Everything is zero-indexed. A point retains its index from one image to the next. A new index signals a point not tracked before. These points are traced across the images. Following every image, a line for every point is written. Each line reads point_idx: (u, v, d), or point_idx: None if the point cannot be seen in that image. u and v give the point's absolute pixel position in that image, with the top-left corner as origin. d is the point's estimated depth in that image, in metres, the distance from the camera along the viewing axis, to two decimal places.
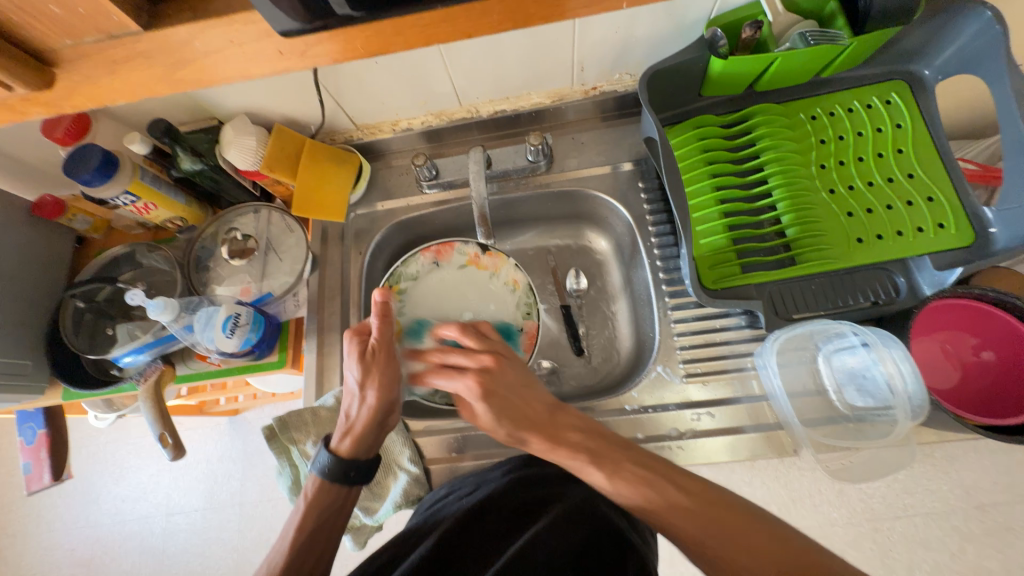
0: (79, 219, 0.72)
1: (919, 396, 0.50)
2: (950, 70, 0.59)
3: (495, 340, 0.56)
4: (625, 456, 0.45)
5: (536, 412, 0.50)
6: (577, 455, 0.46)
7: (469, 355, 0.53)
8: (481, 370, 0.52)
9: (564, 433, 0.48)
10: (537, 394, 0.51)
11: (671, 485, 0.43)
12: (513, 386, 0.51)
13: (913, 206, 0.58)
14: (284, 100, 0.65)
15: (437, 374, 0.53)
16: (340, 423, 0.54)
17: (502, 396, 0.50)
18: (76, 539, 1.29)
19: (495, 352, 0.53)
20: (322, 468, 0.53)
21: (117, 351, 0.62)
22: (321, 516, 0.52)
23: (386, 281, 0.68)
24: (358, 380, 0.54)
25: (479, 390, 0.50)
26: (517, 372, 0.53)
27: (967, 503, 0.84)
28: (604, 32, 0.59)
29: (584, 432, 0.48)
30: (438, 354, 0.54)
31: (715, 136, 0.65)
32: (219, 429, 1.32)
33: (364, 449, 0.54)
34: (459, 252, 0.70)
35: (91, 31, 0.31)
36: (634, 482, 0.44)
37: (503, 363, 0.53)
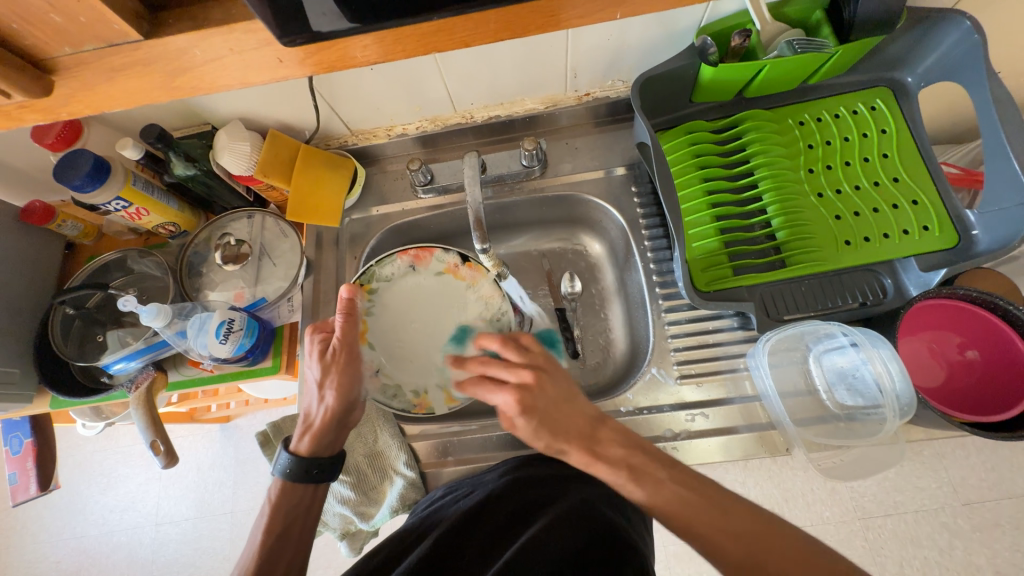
0: (68, 225, 0.71)
1: (907, 394, 0.51)
2: (932, 78, 0.61)
3: (536, 351, 0.52)
4: (666, 474, 0.44)
5: (577, 429, 0.48)
6: (618, 470, 0.44)
7: (509, 368, 0.50)
8: (522, 386, 0.49)
9: (606, 448, 0.46)
10: (579, 407, 0.49)
11: (712, 507, 0.41)
12: (555, 401, 0.49)
13: (898, 210, 0.60)
14: (280, 106, 0.65)
15: (479, 385, 0.50)
16: (301, 423, 0.54)
17: (541, 415, 0.48)
18: (62, 551, 1.26)
19: (535, 369, 0.50)
20: (282, 470, 0.52)
21: (108, 358, 0.62)
22: (288, 517, 0.51)
23: (357, 279, 0.66)
24: (318, 380, 0.54)
25: (518, 406, 0.48)
26: (558, 388, 0.50)
27: (954, 499, 0.86)
28: (597, 40, 0.60)
29: (625, 447, 0.46)
30: (478, 366, 0.51)
31: (706, 141, 0.66)
32: (210, 436, 1.30)
33: (323, 447, 0.54)
34: (438, 260, 0.69)
35: (91, 39, 0.31)
36: (674, 498, 0.42)
37: (543, 379, 0.50)
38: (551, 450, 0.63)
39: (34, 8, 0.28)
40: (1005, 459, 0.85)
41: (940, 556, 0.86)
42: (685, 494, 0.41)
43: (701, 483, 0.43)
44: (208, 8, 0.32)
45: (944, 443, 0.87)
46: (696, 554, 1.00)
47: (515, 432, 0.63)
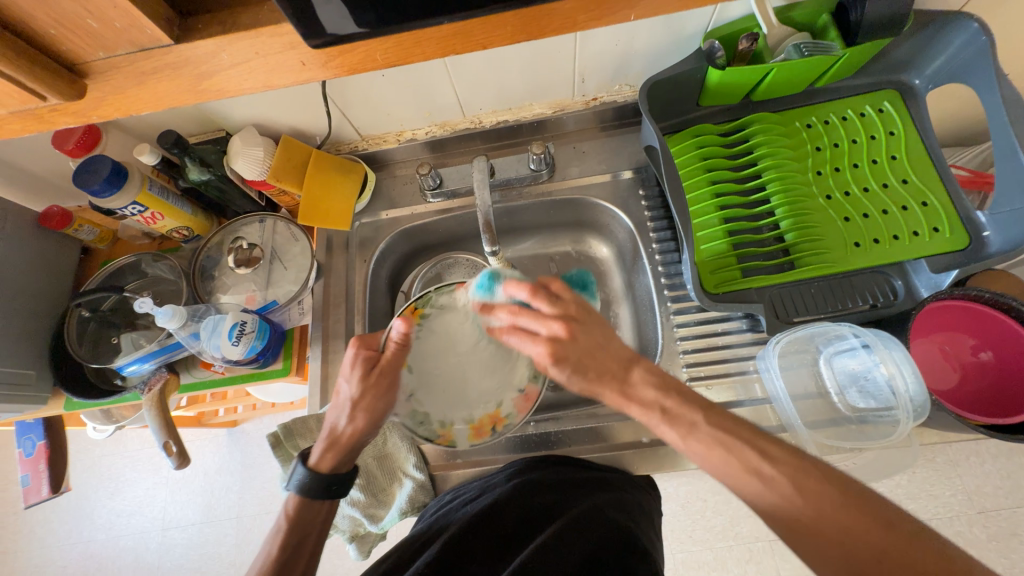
0: (85, 229, 0.72)
1: (920, 395, 0.51)
2: (939, 80, 0.61)
3: (570, 301, 0.50)
4: (701, 416, 0.43)
5: (611, 370, 0.47)
6: (652, 413, 0.45)
7: (539, 320, 0.50)
8: (553, 339, 0.48)
9: (640, 391, 0.46)
10: (615, 349, 0.48)
11: (750, 449, 0.40)
12: (588, 350, 0.48)
13: (908, 211, 0.60)
14: (293, 112, 0.67)
15: (511, 334, 0.51)
16: (324, 436, 0.54)
17: (574, 363, 0.48)
18: (69, 555, 1.27)
19: (567, 317, 0.49)
20: (299, 484, 0.53)
21: (121, 360, 0.62)
22: (301, 531, 0.52)
23: (412, 301, 0.61)
24: (353, 399, 0.54)
25: (551, 356, 0.48)
26: (591, 337, 0.48)
27: (969, 507, 0.85)
28: (605, 45, 0.61)
29: (659, 389, 0.45)
30: (508, 315, 0.51)
31: (713, 144, 0.66)
32: (218, 440, 1.31)
33: (342, 463, 0.54)
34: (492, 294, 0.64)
35: (123, 44, 0.32)
36: (709, 441, 0.42)
37: (575, 329, 0.49)
38: (560, 452, 0.62)
39: (71, 13, 0.29)
40: (1020, 466, 0.84)
41: None
42: None
43: (738, 426, 0.42)
44: (236, 14, 0.33)
45: (958, 450, 0.86)
46: (704, 563, 0.99)
47: (525, 434, 0.64)
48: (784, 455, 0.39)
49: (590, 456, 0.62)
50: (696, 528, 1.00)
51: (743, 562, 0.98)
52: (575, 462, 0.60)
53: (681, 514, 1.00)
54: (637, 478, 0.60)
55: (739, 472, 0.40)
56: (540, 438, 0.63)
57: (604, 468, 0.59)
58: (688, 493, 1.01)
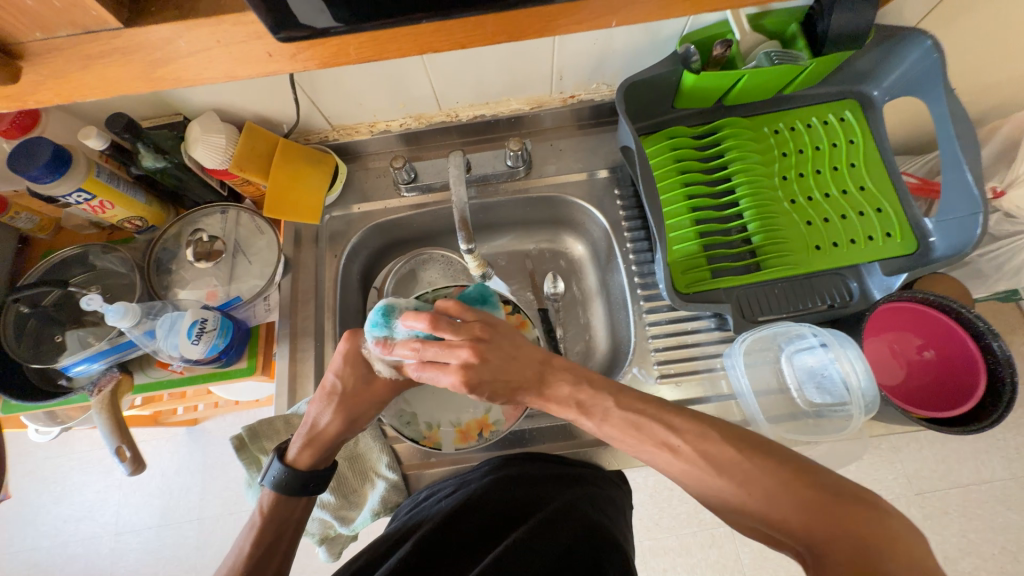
0: (23, 217, 0.66)
1: (870, 390, 0.55)
2: (895, 93, 0.64)
3: (471, 322, 0.50)
4: (618, 398, 0.46)
5: (524, 378, 0.49)
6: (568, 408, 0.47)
7: (446, 350, 0.47)
8: (464, 365, 0.47)
9: (555, 387, 0.48)
10: (526, 352, 0.50)
11: (658, 424, 0.43)
12: (501, 366, 0.48)
13: (864, 217, 0.63)
14: (258, 98, 0.63)
15: (425, 369, 0.49)
16: (304, 433, 0.52)
17: (490, 383, 0.48)
18: (10, 565, 1.18)
19: (472, 339, 0.48)
20: (275, 480, 0.51)
21: (67, 360, 0.58)
22: (278, 527, 0.51)
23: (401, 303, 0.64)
24: (335, 399, 0.53)
25: (465, 383, 0.47)
26: (501, 354, 0.49)
27: (908, 489, 0.92)
28: (583, 44, 0.61)
29: (572, 383, 0.48)
30: (413, 353, 0.48)
31: (686, 147, 0.68)
32: (176, 440, 1.25)
33: (321, 460, 0.53)
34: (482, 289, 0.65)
35: (65, 24, 0.29)
36: (622, 422, 0.45)
37: (483, 347, 0.48)
38: (534, 450, 0.63)
39: None
40: (952, 450, 0.92)
41: None
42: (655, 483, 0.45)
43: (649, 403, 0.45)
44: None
45: (900, 437, 0.93)
46: (669, 549, 1.03)
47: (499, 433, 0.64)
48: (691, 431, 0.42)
49: (564, 453, 0.63)
50: (662, 516, 1.04)
51: (705, 547, 1.03)
52: (549, 458, 0.60)
53: (649, 503, 1.04)
54: (608, 472, 0.61)
55: (654, 447, 0.43)
56: (515, 436, 0.63)
57: (577, 463, 0.60)
58: (656, 483, 1.04)
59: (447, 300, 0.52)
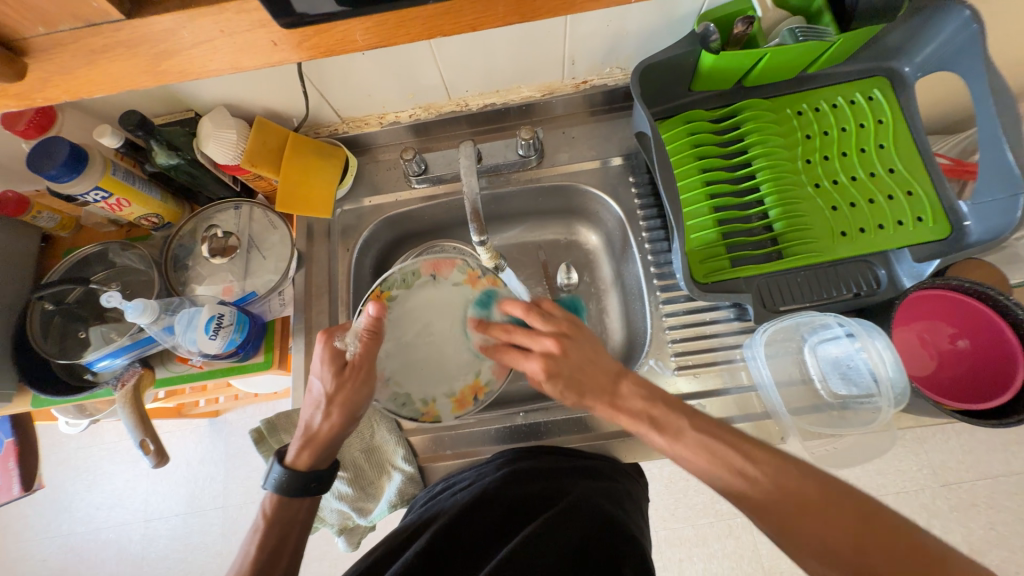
0: (44, 216, 0.68)
1: (900, 382, 0.53)
2: (928, 69, 0.61)
3: (561, 319, 0.54)
4: (687, 423, 0.46)
5: (601, 383, 0.51)
6: (639, 422, 0.48)
7: (532, 337, 0.53)
8: (546, 354, 0.52)
9: (627, 401, 0.50)
10: (601, 365, 0.51)
11: (734, 452, 0.44)
12: (579, 363, 0.51)
13: (893, 200, 0.60)
14: (267, 92, 0.63)
15: (507, 351, 0.54)
16: (300, 435, 0.53)
17: (567, 379, 0.51)
18: (49, 549, 1.24)
19: (558, 334, 0.52)
20: (277, 483, 0.52)
21: (91, 355, 0.60)
22: (280, 531, 0.51)
23: (375, 287, 0.60)
24: (325, 397, 0.53)
25: (544, 372, 0.51)
26: (581, 353, 0.52)
27: (933, 480, 0.90)
28: (597, 25, 0.59)
29: (645, 399, 0.49)
30: (505, 332, 0.55)
31: (704, 131, 0.65)
32: (199, 431, 1.28)
33: (320, 459, 0.53)
34: (459, 269, 0.64)
35: (65, 18, 0.29)
36: (694, 446, 0.45)
37: (567, 344, 0.52)
38: (549, 442, 0.62)
39: None
40: (980, 441, 0.89)
41: None
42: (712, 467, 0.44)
43: (721, 431, 0.45)
44: None
45: (926, 428, 0.90)
46: (686, 539, 1.02)
47: (514, 425, 0.63)
48: (767, 458, 0.43)
49: (579, 445, 0.62)
50: (678, 506, 1.03)
51: (722, 537, 1.02)
52: (564, 451, 0.59)
53: (665, 494, 1.03)
54: (625, 465, 0.61)
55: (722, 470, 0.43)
56: (529, 428, 0.63)
57: (593, 455, 0.60)
58: (672, 474, 1.04)
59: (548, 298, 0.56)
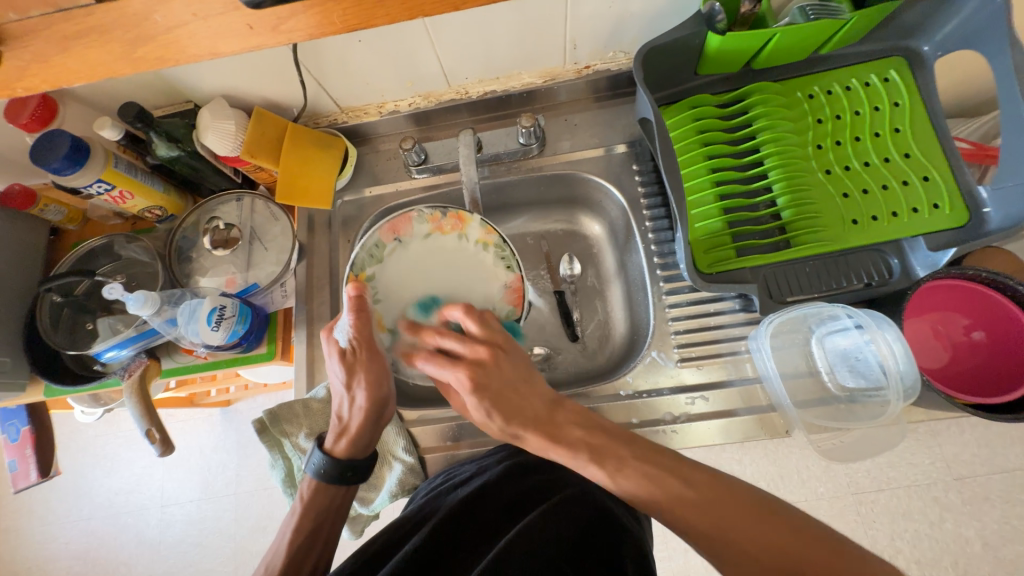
0: (52, 209, 0.68)
1: (910, 376, 0.51)
2: (949, 47, 0.57)
3: (495, 329, 0.54)
4: (629, 451, 0.44)
5: (535, 410, 0.49)
6: (578, 454, 0.45)
7: (467, 346, 0.52)
8: (475, 363, 0.51)
9: (566, 430, 0.47)
10: (536, 390, 0.51)
11: (674, 479, 0.42)
12: (509, 381, 0.51)
13: (909, 187, 0.58)
14: (264, 81, 0.62)
15: (429, 359, 0.52)
16: (335, 425, 0.54)
17: (493, 393, 0.50)
18: (71, 532, 1.28)
19: (493, 345, 0.52)
20: (317, 468, 0.53)
21: (98, 346, 0.60)
22: (319, 516, 0.52)
23: (348, 272, 0.61)
24: (345, 382, 0.54)
25: (471, 382, 0.49)
26: (502, 377, 0.51)
27: (946, 474, 0.88)
28: (597, 7, 0.57)
29: (585, 429, 0.47)
30: (436, 338, 0.53)
31: (710, 116, 0.63)
32: (211, 420, 1.31)
33: (357, 447, 0.54)
34: (420, 222, 0.65)
35: (36, 4, 0.29)
36: (636, 476, 0.43)
37: (499, 356, 0.51)
38: None
39: None
40: (998, 435, 0.86)
41: (931, 529, 0.88)
42: (657, 484, 0.42)
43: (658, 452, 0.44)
44: None
45: (940, 421, 0.88)
46: None
47: None
48: (705, 480, 0.42)
49: None
50: None
51: None
52: None
53: None
54: None
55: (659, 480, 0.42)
56: None
57: None
58: None
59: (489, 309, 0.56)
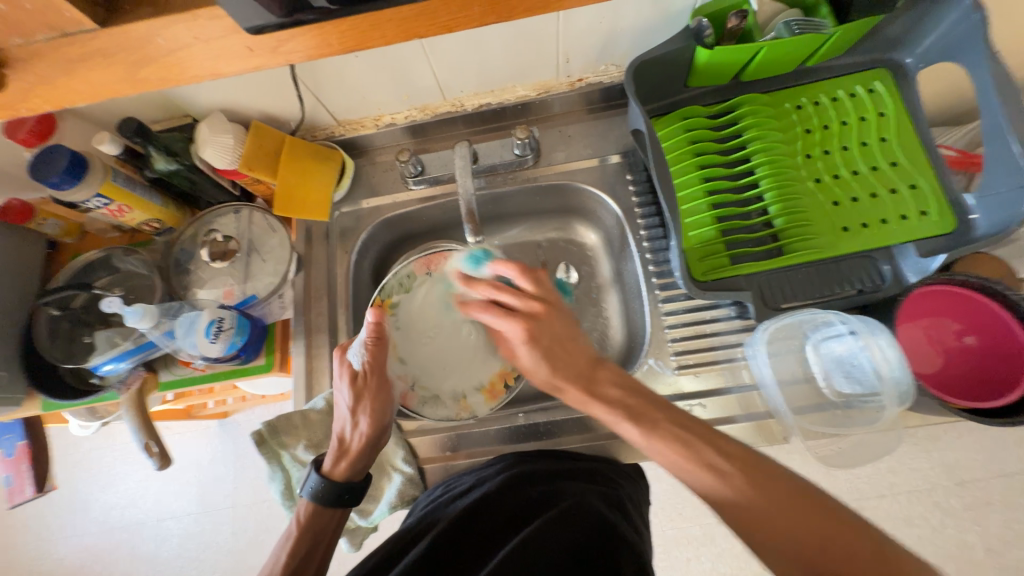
0: (49, 223, 0.69)
1: (905, 381, 0.53)
2: (931, 59, 0.59)
3: (550, 288, 0.53)
4: (663, 416, 0.45)
5: (580, 367, 0.50)
6: (615, 411, 0.47)
7: (522, 299, 0.51)
8: (529, 317, 0.51)
9: (604, 388, 0.49)
10: (581, 346, 0.51)
11: (710, 449, 0.42)
12: (559, 338, 0.51)
13: (896, 195, 0.59)
14: (261, 96, 0.63)
15: (486, 310, 0.52)
16: (334, 446, 0.54)
17: (547, 343, 0.50)
18: (66, 548, 1.26)
19: (546, 302, 0.52)
20: (313, 490, 0.52)
21: (96, 359, 0.60)
22: (315, 537, 0.52)
23: (375, 296, 0.62)
24: (350, 406, 0.54)
25: (526, 335, 0.50)
26: (562, 325, 0.51)
27: (946, 478, 0.88)
28: (589, 23, 0.58)
29: (623, 389, 0.48)
30: (490, 291, 0.52)
31: (701, 127, 0.64)
32: (208, 432, 1.30)
33: (355, 470, 0.54)
34: (452, 261, 0.65)
35: (42, 28, 0.29)
36: (672, 441, 0.44)
37: (552, 313, 0.51)
38: (548, 443, 0.62)
39: None
40: (997, 439, 0.87)
41: (934, 535, 0.88)
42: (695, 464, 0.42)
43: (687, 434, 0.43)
44: None
45: (938, 425, 0.88)
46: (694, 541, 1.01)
47: (513, 426, 0.63)
48: (739, 454, 0.42)
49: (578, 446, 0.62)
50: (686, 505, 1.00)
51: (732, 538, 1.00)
52: (559, 454, 0.59)
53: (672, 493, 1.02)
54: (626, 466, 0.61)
55: (699, 469, 0.42)
56: (529, 430, 0.63)
57: (590, 457, 0.59)
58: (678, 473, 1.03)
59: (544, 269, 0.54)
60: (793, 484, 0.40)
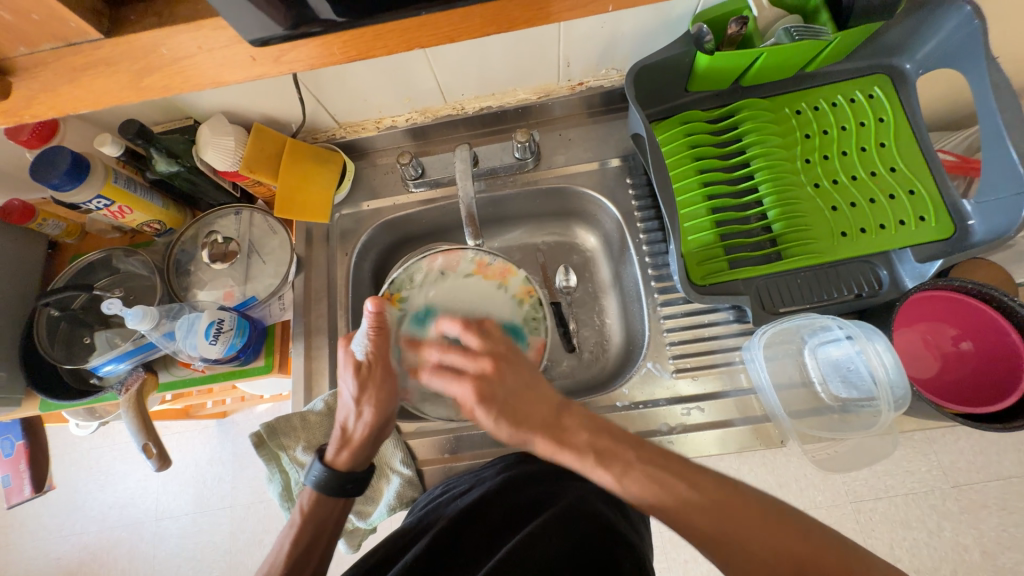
0: (50, 224, 0.69)
1: (900, 386, 0.52)
2: (930, 65, 0.59)
3: (499, 339, 0.53)
4: (634, 454, 0.42)
5: (541, 416, 0.47)
6: (584, 455, 0.43)
7: (468, 357, 0.51)
8: (479, 376, 0.50)
9: (571, 435, 0.45)
10: (540, 395, 0.49)
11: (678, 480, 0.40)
12: (515, 392, 0.49)
13: (895, 200, 0.59)
14: (263, 99, 0.63)
15: (435, 374, 0.51)
16: (337, 435, 0.54)
17: (501, 403, 0.48)
18: (63, 547, 1.26)
19: (495, 355, 0.51)
20: (317, 480, 0.53)
21: (96, 359, 0.60)
22: (316, 528, 0.52)
23: (385, 289, 0.64)
24: (355, 396, 0.54)
25: (477, 395, 0.49)
26: (517, 377, 0.50)
27: (944, 482, 0.88)
28: (589, 29, 0.58)
29: (591, 432, 0.45)
30: (437, 352, 0.52)
31: (701, 131, 0.65)
32: (207, 432, 1.30)
33: (358, 460, 0.54)
34: (467, 260, 0.66)
35: (46, 38, 0.30)
36: (643, 479, 0.41)
37: (503, 368, 0.50)
38: None
39: None
40: (994, 443, 0.87)
41: (930, 538, 0.88)
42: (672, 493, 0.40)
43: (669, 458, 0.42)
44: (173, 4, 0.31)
45: (936, 428, 0.88)
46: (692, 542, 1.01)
47: None
48: (711, 484, 0.40)
49: None
50: None
51: None
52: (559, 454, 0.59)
53: None
54: None
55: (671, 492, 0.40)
56: None
57: None
58: None
59: (491, 319, 0.56)
60: (766, 506, 0.39)
